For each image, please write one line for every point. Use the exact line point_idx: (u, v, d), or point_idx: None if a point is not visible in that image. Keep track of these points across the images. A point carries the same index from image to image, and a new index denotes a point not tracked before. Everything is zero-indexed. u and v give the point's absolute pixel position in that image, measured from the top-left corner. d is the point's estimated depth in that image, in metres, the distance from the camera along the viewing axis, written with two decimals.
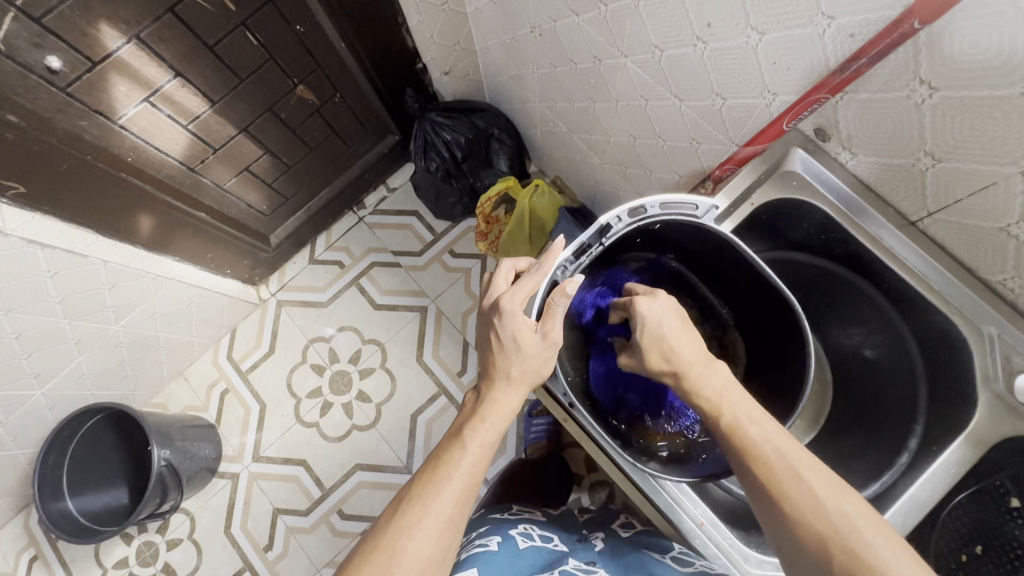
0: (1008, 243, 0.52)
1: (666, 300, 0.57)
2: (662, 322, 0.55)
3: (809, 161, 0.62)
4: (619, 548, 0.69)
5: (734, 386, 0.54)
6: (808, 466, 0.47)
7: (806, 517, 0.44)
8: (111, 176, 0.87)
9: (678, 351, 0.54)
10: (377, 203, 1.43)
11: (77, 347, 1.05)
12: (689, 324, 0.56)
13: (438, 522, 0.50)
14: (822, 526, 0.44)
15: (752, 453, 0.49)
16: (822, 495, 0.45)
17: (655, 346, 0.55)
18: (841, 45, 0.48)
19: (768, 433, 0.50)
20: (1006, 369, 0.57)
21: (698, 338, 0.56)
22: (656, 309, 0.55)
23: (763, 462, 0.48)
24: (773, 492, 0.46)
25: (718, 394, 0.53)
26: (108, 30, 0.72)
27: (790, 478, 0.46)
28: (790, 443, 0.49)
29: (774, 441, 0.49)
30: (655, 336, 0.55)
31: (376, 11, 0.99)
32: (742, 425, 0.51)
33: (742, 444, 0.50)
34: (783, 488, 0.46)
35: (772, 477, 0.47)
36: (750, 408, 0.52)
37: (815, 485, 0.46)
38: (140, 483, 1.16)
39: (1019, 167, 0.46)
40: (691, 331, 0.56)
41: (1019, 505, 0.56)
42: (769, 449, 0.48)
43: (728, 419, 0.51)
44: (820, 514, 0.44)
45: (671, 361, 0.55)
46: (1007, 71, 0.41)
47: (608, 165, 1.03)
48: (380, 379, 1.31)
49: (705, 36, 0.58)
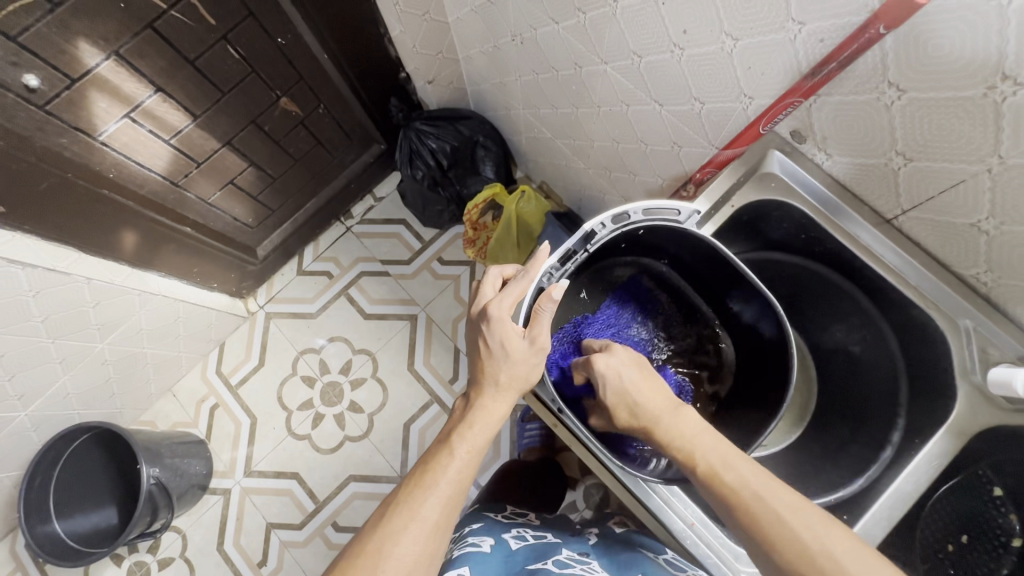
0: (980, 238, 0.53)
1: (622, 354, 0.61)
2: (622, 376, 0.59)
3: (786, 162, 0.63)
4: (613, 544, 0.70)
5: (705, 429, 0.55)
6: (775, 491, 0.49)
7: (795, 561, 0.45)
8: (93, 193, 0.86)
9: (640, 404, 0.57)
10: (364, 213, 1.42)
11: (61, 367, 1.03)
12: (649, 376, 0.59)
13: (424, 527, 0.50)
14: (810, 570, 0.45)
15: (735, 499, 0.49)
16: (807, 535, 0.46)
17: (620, 401, 0.58)
18: (812, 49, 0.49)
19: (744, 474, 0.51)
20: (982, 360, 0.59)
21: (659, 388, 0.59)
22: (613, 365, 0.59)
23: (746, 508, 0.48)
24: (760, 539, 0.47)
25: (687, 441, 0.54)
26: (86, 46, 0.71)
27: (772, 523, 0.47)
28: (770, 482, 0.50)
29: (752, 483, 0.50)
30: (617, 390, 0.58)
31: (357, 24, 0.99)
32: (719, 471, 0.51)
33: (724, 491, 0.50)
34: (752, 514, 0.48)
35: (758, 524, 0.48)
36: (723, 450, 0.53)
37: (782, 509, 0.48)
38: (130, 502, 1.14)
39: (986, 165, 0.47)
40: (651, 381, 0.59)
41: (1001, 494, 0.59)
42: (749, 493, 0.49)
43: (705, 467, 0.52)
44: (809, 560, 0.45)
45: (636, 414, 0.57)
46: (970, 72, 0.43)
47: (593, 169, 1.04)
48: (371, 389, 1.31)
49: (682, 42, 0.59)
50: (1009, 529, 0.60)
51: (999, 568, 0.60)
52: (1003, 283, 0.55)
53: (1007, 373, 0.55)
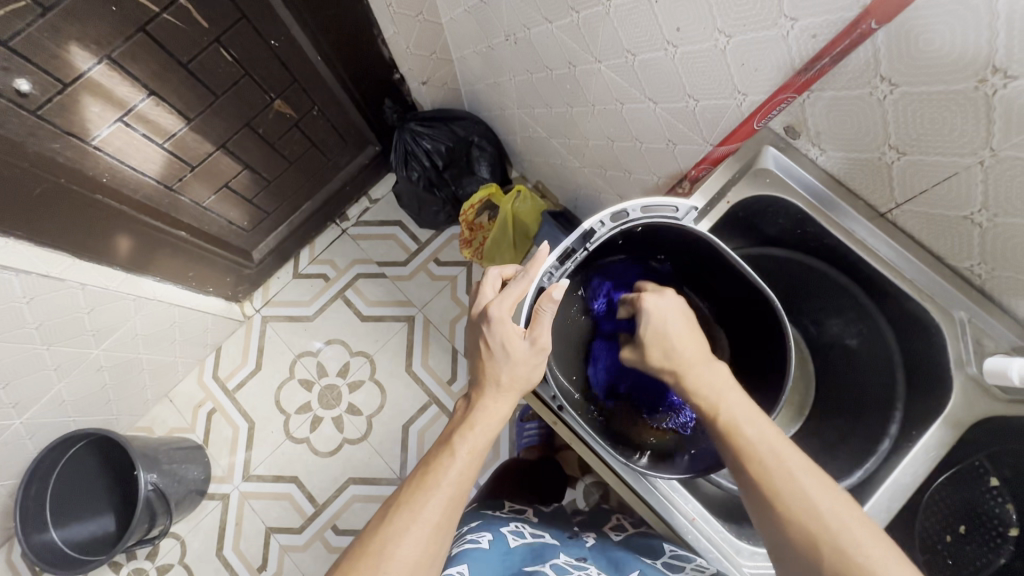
0: (974, 231, 0.54)
1: (674, 301, 0.62)
2: (666, 319, 0.60)
3: (780, 157, 0.63)
4: (611, 547, 0.70)
5: (732, 388, 0.55)
6: (804, 469, 0.48)
7: (798, 513, 0.46)
8: (87, 198, 0.86)
9: (677, 349, 0.58)
10: (359, 215, 1.42)
11: (56, 373, 1.02)
12: (692, 328, 0.60)
13: (426, 528, 0.50)
14: (813, 522, 0.45)
15: (749, 453, 0.50)
16: (816, 494, 0.47)
17: (656, 340, 0.59)
18: (805, 45, 0.49)
19: (765, 433, 0.51)
20: (977, 352, 0.59)
21: (699, 341, 0.59)
22: (660, 307, 0.60)
23: (758, 461, 0.49)
24: (767, 490, 0.48)
25: (716, 394, 0.55)
26: (79, 51, 0.71)
27: (783, 477, 0.48)
28: (788, 446, 0.50)
29: (770, 442, 0.50)
30: (657, 331, 0.59)
31: (350, 25, 0.99)
32: (739, 425, 0.52)
33: (741, 444, 0.51)
34: (775, 485, 0.48)
35: (767, 478, 0.48)
36: (747, 410, 0.53)
37: (807, 483, 0.47)
38: (128, 509, 1.13)
39: (978, 157, 0.48)
40: (692, 333, 0.59)
41: (998, 484, 0.60)
42: (766, 448, 0.50)
43: (726, 420, 0.53)
44: (813, 514, 0.46)
45: (670, 357, 0.58)
46: (960, 66, 0.43)
47: (588, 167, 1.04)
48: (370, 392, 1.31)
49: (675, 40, 0.60)
50: (1005, 518, 0.60)
51: (997, 559, 0.60)
52: (997, 275, 0.56)
53: (1003, 364, 0.56)
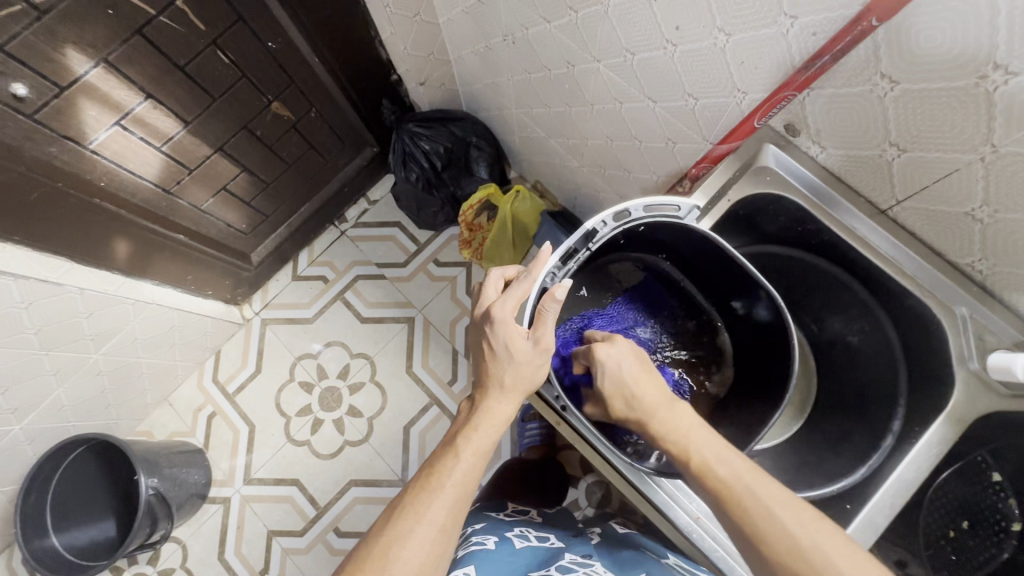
0: (974, 226, 0.54)
1: (624, 346, 0.61)
2: (622, 368, 0.59)
3: (781, 155, 0.63)
4: (617, 545, 0.70)
5: (700, 426, 0.55)
6: (781, 502, 0.48)
7: (783, 552, 0.46)
8: (84, 203, 0.85)
9: (637, 395, 0.58)
10: (358, 216, 1.42)
11: (55, 379, 1.01)
12: (647, 371, 0.60)
13: (432, 530, 0.50)
14: (799, 561, 0.45)
15: (724, 493, 0.50)
16: (797, 531, 0.46)
17: (616, 392, 0.59)
18: (805, 43, 0.49)
19: (739, 472, 0.51)
20: (979, 348, 0.59)
21: (657, 383, 0.59)
22: (613, 356, 0.59)
23: (734, 501, 0.49)
24: (748, 531, 0.48)
25: (682, 435, 0.55)
26: (75, 54, 0.70)
27: (761, 516, 0.48)
28: (761, 478, 0.50)
29: (743, 477, 0.50)
30: (615, 381, 0.59)
31: (347, 26, 0.99)
32: (711, 465, 0.52)
33: (715, 485, 0.51)
34: (758, 526, 0.47)
35: (745, 519, 0.48)
36: (715, 446, 0.53)
37: (787, 521, 0.47)
38: (129, 514, 1.13)
39: (979, 154, 0.48)
40: (650, 376, 0.59)
41: (1000, 479, 0.60)
42: (741, 489, 0.49)
43: (697, 461, 0.52)
44: (796, 553, 0.46)
45: (632, 406, 0.58)
46: (961, 63, 0.43)
47: (587, 167, 1.04)
48: (370, 394, 1.30)
49: (674, 39, 0.60)
50: (1009, 513, 0.60)
51: (1000, 553, 0.61)
52: (998, 270, 0.56)
53: (1007, 359, 0.56)
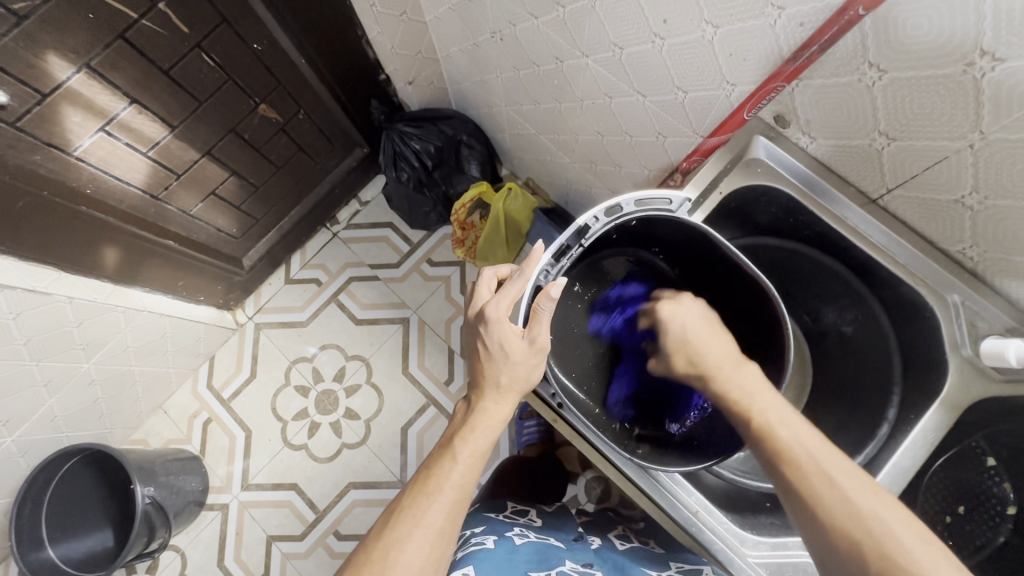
0: (964, 214, 0.54)
1: (692, 306, 0.62)
2: (686, 326, 0.61)
3: (770, 146, 0.63)
4: (620, 556, 0.70)
5: (765, 388, 0.55)
6: (844, 472, 0.48)
7: (839, 521, 0.46)
8: (71, 210, 0.84)
9: (702, 353, 0.59)
10: (349, 218, 1.41)
11: (47, 390, 1.00)
12: (716, 330, 0.60)
13: (431, 533, 0.50)
14: (856, 529, 0.45)
15: (785, 456, 0.50)
16: (859, 500, 0.46)
17: (681, 348, 0.60)
18: (792, 33, 0.49)
19: (802, 437, 0.51)
20: (971, 334, 0.60)
21: (725, 342, 0.59)
22: (679, 314, 0.61)
23: (794, 463, 0.49)
24: (807, 497, 0.47)
25: (746, 395, 0.54)
26: (56, 60, 0.69)
27: (823, 482, 0.48)
28: (826, 450, 0.50)
29: (805, 445, 0.50)
30: (679, 339, 0.60)
31: (332, 24, 0.98)
32: (773, 429, 0.51)
33: (776, 447, 0.50)
34: (816, 493, 0.47)
35: (803, 483, 0.48)
36: (781, 411, 0.53)
37: (848, 488, 0.47)
38: (126, 523, 1.12)
39: (968, 141, 0.48)
40: (717, 335, 0.60)
41: (995, 463, 0.60)
42: (803, 454, 0.49)
43: (760, 422, 0.52)
44: (856, 519, 0.45)
45: (695, 363, 0.59)
46: (948, 52, 0.43)
47: (578, 163, 1.04)
48: (367, 396, 1.30)
49: (662, 32, 0.59)
50: (1003, 497, 0.60)
51: (997, 537, 0.61)
52: (988, 257, 0.57)
53: (999, 346, 0.56)
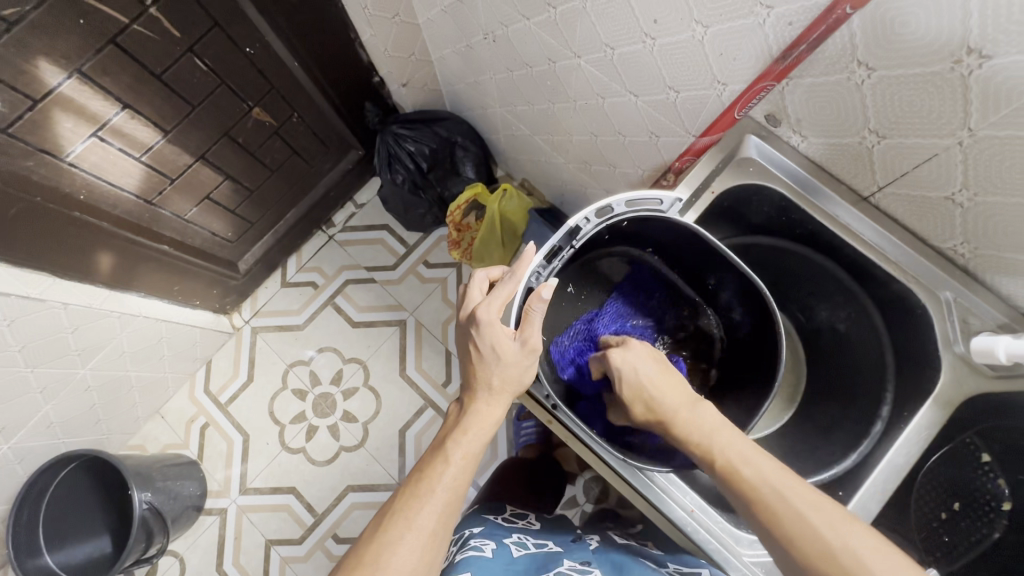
0: (955, 211, 0.54)
1: (640, 349, 0.62)
2: (638, 370, 0.59)
3: (762, 146, 0.63)
4: (617, 555, 0.69)
5: (723, 426, 0.55)
6: (810, 504, 0.47)
7: (814, 557, 0.45)
8: (64, 216, 0.84)
9: (658, 398, 0.57)
10: (345, 221, 1.41)
11: (42, 397, 1.00)
12: (668, 372, 0.60)
13: (422, 536, 0.50)
14: (829, 563, 0.44)
15: (751, 494, 0.49)
16: (828, 532, 0.45)
17: (636, 395, 0.59)
18: (781, 32, 0.49)
19: (764, 471, 0.50)
20: (965, 331, 0.60)
21: (677, 384, 0.59)
22: (629, 359, 0.60)
23: (761, 502, 0.48)
24: (779, 533, 0.47)
25: (705, 437, 0.54)
26: (47, 65, 0.69)
27: (792, 520, 0.46)
28: (789, 482, 0.49)
29: (769, 479, 0.49)
30: (632, 385, 0.59)
31: (324, 27, 0.97)
32: (737, 466, 0.51)
33: (742, 486, 0.49)
34: (787, 529, 0.46)
35: (773, 521, 0.47)
36: (740, 448, 0.52)
37: (816, 522, 0.46)
38: (123, 529, 1.11)
39: (957, 138, 0.48)
40: (669, 377, 0.59)
41: (989, 459, 0.61)
42: (768, 490, 0.48)
43: (722, 463, 0.52)
44: (828, 554, 0.44)
45: (652, 409, 0.58)
46: (936, 49, 0.43)
47: (573, 164, 1.04)
48: (364, 398, 1.30)
49: (653, 32, 0.59)
50: (998, 493, 0.61)
51: (991, 533, 0.61)
52: (980, 254, 0.57)
53: (989, 343, 0.56)
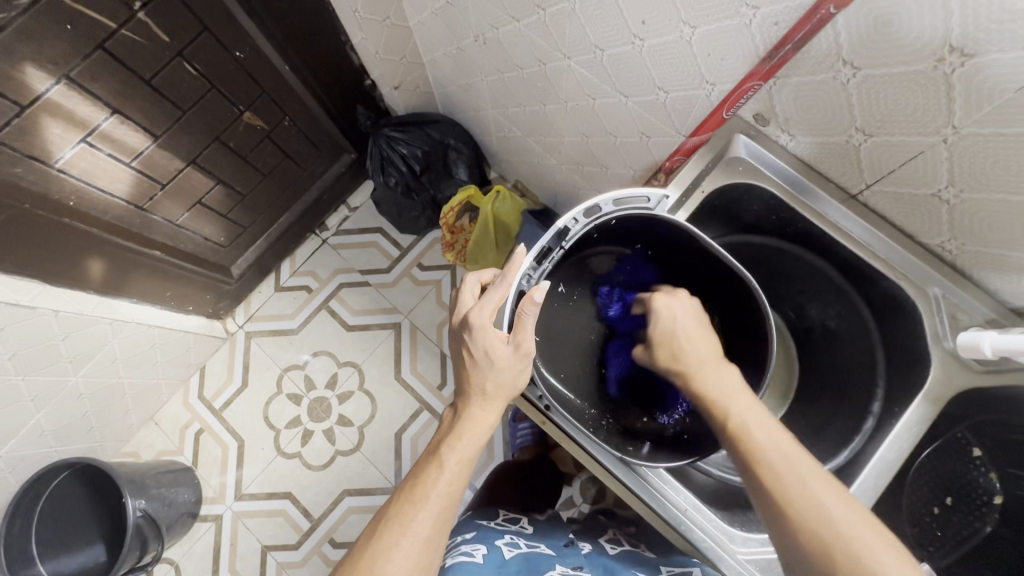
0: (941, 208, 0.55)
1: (686, 301, 0.62)
2: (676, 320, 0.60)
3: (751, 144, 0.64)
4: (609, 560, 0.70)
5: (742, 391, 0.55)
6: (815, 476, 0.48)
7: (809, 520, 0.45)
8: (54, 223, 0.83)
9: (686, 349, 0.59)
10: (339, 224, 1.41)
11: (34, 405, 0.99)
12: (703, 329, 0.60)
13: (417, 542, 0.49)
14: (826, 531, 0.45)
15: (759, 457, 0.49)
16: (830, 503, 0.46)
17: (666, 340, 0.60)
18: (767, 32, 0.50)
19: (776, 439, 0.51)
20: (953, 327, 0.60)
21: (708, 340, 0.59)
22: (671, 306, 0.61)
23: (768, 462, 0.49)
24: (779, 497, 0.47)
25: (724, 398, 0.54)
26: (34, 71, 0.69)
27: (797, 485, 0.47)
28: (800, 452, 0.50)
29: (782, 447, 0.50)
30: (666, 331, 0.60)
31: (315, 31, 0.97)
32: (749, 429, 0.51)
33: (751, 448, 0.50)
34: (789, 493, 0.47)
35: (777, 481, 0.48)
36: (758, 415, 0.53)
37: (820, 492, 0.47)
38: (117, 537, 1.10)
39: (942, 135, 0.48)
40: (704, 333, 0.60)
41: (980, 454, 0.62)
42: (778, 456, 0.49)
43: (737, 423, 0.52)
44: (826, 522, 0.45)
45: (677, 357, 0.59)
46: (919, 48, 0.44)
47: (565, 164, 1.04)
48: (360, 402, 1.29)
49: (641, 33, 0.60)
50: (989, 487, 0.62)
51: (983, 527, 0.62)
52: (967, 250, 0.57)
53: (975, 339, 0.56)
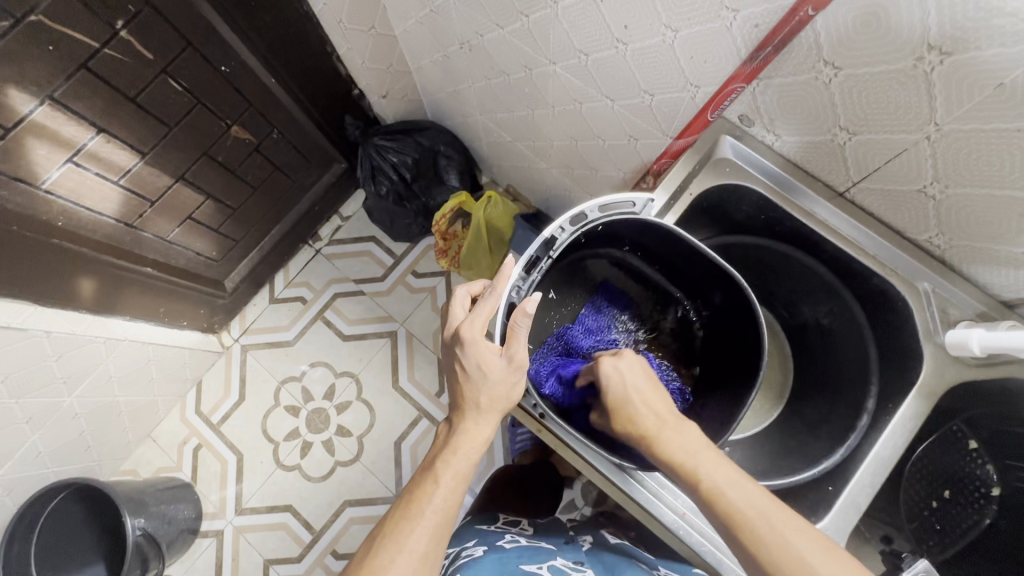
0: (927, 203, 0.55)
1: (632, 360, 0.61)
2: (626, 381, 0.59)
3: (738, 145, 0.64)
4: (610, 554, 0.70)
5: (707, 447, 0.53)
6: (796, 530, 0.47)
7: None
8: (43, 243, 0.83)
9: (642, 411, 0.57)
10: (331, 234, 1.41)
11: (29, 427, 0.98)
12: (655, 385, 0.59)
13: (413, 559, 0.49)
14: None
15: (736, 518, 0.48)
16: (813, 559, 0.45)
17: (622, 404, 0.58)
18: (748, 34, 0.50)
19: (751, 497, 0.49)
20: (944, 321, 0.60)
21: (662, 398, 0.58)
22: (620, 369, 0.60)
23: (744, 526, 0.47)
24: (763, 560, 0.46)
25: (689, 457, 0.52)
26: (17, 93, 0.68)
27: (779, 549, 0.46)
28: (775, 505, 0.49)
29: (756, 503, 0.49)
30: (620, 395, 0.58)
31: (299, 42, 0.97)
32: (722, 491, 0.50)
33: (726, 510, 0.49)
34: (773, 557, 0.46)
35: (758, 546, 0.47)
36: (726, 472, 0.51)
37: (803, 550, 0.45)
38: (117, 557, 1.09)
39: (924, 133, 0.49)
40: (655, 391, 0.58)
41: (976, 446, 0.62)
42: (754, 513, 0.48)
43: (707, 485, 0.50)
44: None
45: (636, 423, 0.57)
46: (898, 47, 0.44)
47: (556, 169, 1.04)
48: (358, 412, 1.29)
49: (624, 37, 0.60)
50: (986, 479, 0.62)
51: (983, 519, 0.63)
52: (954, 244, 0.57)
53: (963, 336, 0.57)
